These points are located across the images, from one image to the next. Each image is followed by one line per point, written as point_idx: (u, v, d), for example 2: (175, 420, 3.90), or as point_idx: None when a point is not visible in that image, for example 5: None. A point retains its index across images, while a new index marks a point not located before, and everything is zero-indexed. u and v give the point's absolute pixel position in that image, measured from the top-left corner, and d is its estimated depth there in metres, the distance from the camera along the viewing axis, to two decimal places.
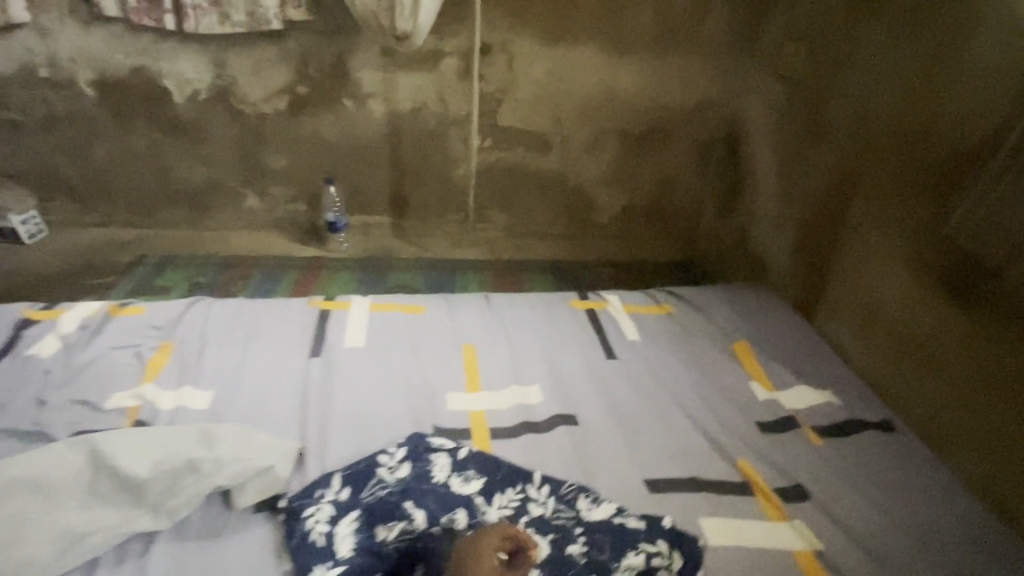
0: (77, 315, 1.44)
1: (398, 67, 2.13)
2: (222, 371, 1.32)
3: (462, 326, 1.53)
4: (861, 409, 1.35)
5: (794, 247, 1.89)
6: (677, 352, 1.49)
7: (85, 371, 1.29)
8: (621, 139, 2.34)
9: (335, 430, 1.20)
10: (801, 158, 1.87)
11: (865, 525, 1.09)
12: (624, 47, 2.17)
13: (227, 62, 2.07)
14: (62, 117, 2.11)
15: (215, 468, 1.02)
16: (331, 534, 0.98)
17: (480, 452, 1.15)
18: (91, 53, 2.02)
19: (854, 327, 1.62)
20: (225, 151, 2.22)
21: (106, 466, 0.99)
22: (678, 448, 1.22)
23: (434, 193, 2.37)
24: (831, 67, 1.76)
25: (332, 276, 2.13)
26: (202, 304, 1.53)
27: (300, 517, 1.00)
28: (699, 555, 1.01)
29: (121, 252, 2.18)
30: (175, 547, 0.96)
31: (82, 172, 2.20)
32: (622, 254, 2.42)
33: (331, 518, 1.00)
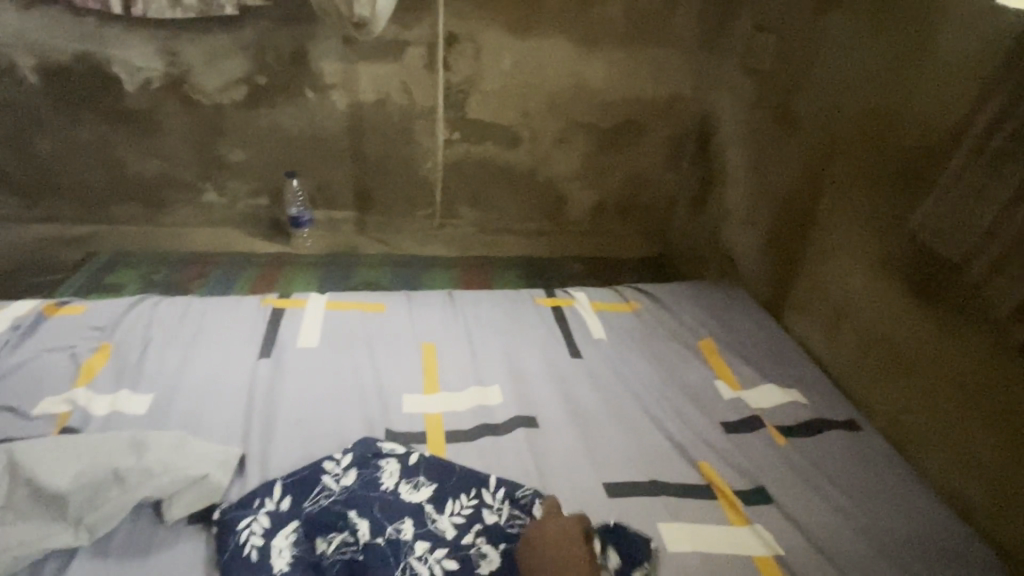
0: (9, 315, 1.35)
1: (360, 57, 2.06)
2: (163, 374, 1.25)
3: (422, 324, 1.47)
4: (826, 407, 1.33)
5: (764, 243, 1.88)
6: (643, 350, 1.46)
7: (14, 375, 1.21)
8: (592, 134, 2.30)
9: (280, 436, 1.13)
10: (771, 153, 1.85)
11: (826, 527, 1.07)
12: (594, 39, 2.13)
13: (180, 50, 1.98)
14: (5, 106, 2.00)
15: (144, 478, 0.96)
16: (267, 547, 0.93)
17: (432, 457, 1.10)
18: (33, 38, 1.91)
19: (822, 324, 1.60)
20: (181, 143, 2.13)
21: (22, 477, 0.92)
22: (639, 450, 1.19)
23: (402, 187, 2.31)
24: (800, 60, 1.74)
25: (294, 273, 2.06)
26: (147, 303, 1.45)
27: (233, 529, 0.93)
28: (640, 548, 0.97)
29: (71, 248, 2.08)
30: (96, 564, 0.90)
31: (29, 165, 2.10)
32: (594, 250, 2.39)
33: (267, 530, 0.94)
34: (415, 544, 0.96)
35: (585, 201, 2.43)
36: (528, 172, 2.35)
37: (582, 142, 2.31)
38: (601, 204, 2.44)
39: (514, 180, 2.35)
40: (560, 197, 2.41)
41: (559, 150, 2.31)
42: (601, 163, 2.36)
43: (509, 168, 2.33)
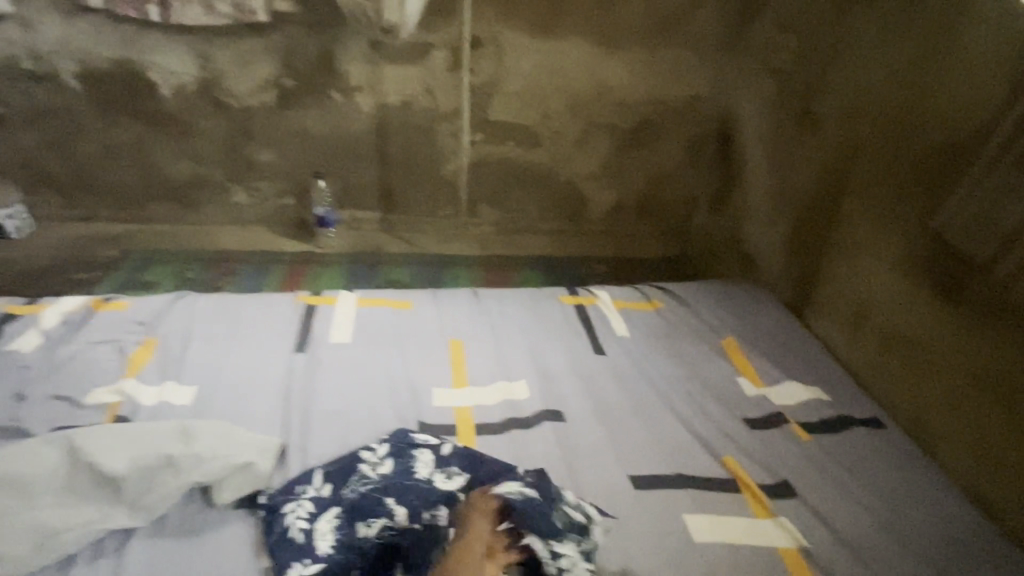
0: (59, 310, 1.42)
1: (386, 61, 2.11)
2: (205, 367, 1.31)
3: (449, 321, 1.51)
4: (849, 405, 1.35)
5: (785, 243, 1.89)
6: (665, 348, 1.48)
7: (66, 366, 1.27)
8: (612, 135, 2.33)
9: (318, 427, 1.18)
10: (793, 154, 1.86)
11: (850, 522, 1.09)
12: (615, 41, 2.15)
13: (213, 55, 2.04)
14: (46, 110, 2.08)
15: (194, 464, 1.01)
16: (311, 530, 0.98)
17: (465, 448, 1.13)
18: (74, 45, 1.98)
19: (844, 323, 1.61)
20: (212, 145, 2.20)
21: (82, 461, 0.98)
22: (663, 445, 1.22)
23: (424, 188, 2.36)
24: (823, 61, 1.75)
25: (320, 271, 2.11)
26: (187, 299, 1.51)
27: (279, 513, 1.00)
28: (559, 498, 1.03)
29: (108, 247, 2.16)
30: (153, 544, 0.95)
31: (69, 167, 2.18)
32: (613, 249, 2.42)
33: (311, 514, 1.00)
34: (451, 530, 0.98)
35: (605, 201, 2.46)
36: (549, 172, 2.38)
37: (603, 143, 2.34)
38: (620, 204, 2.47)
39: (535, 180, 2.39)
40: (580, 197, 2.44)
41: (579, 150, 2.34)
42: (621, 163, 2.39)
43: (529, 168, 2.36)
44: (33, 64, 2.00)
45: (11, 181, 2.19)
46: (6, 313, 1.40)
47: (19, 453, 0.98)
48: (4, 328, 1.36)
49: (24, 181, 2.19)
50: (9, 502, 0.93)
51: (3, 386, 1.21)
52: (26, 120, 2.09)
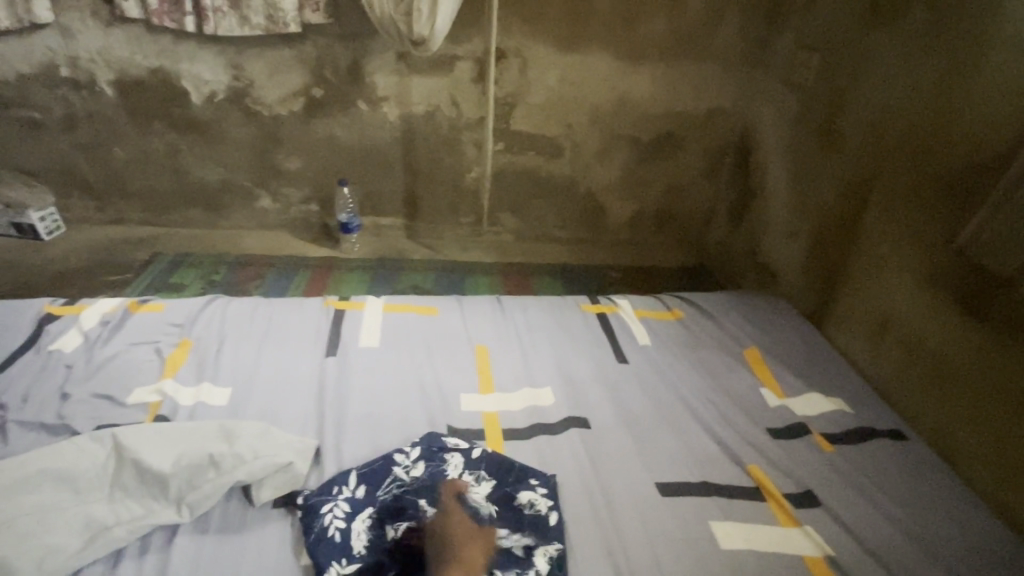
0: (98, 311, 1.47)
1: (412, 71, 2.15)
2: (240, 368, 1.34)
3: (474, 328, 1.54)
4: (872, 417, 1.36)
5: (805, 255, 1.91)
6: (688, 357, 1.51)
7: (106, 366, 1.31)
8: (632, 146, 2.36)
9: (351, 428, 1.21)
10: (814, 167, 1.89)
11: (874, 532, 1.10)
12: (637, 55, 2.18)
13: (245, 64, 2.09)
14: (82, 116, 2.14)
15: (236, 463, 1.04)
16: (348, 530, 1.01)
17: (493, 453, 1.16)
18: (111, 53, 2.04)
19: (865, 336, 1.63)
20: (241, 151, 2.25)
21: (130, 459, 1.02)
22: (689, 454, 1.23)
23: (445, 195, 2.40)
24: (844, 76, 1.77)
25: (344, 276, 2.15)
26: (219, 302, 1.55)
27: (317, 513, 1.01)
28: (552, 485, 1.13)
29: (138, 249, 2.21)
30: (195, 541, 0.98)
31: (101, 171, 2.24)
32: (631, 258, 2.45)
33: (348, 514, 1.03)
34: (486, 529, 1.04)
35: (623, 211, 2.50)
36: (568, 182, 2.42)
37: (622, 154, 2.38)
38: (638, 213, 2.51)
39: (554, 189, 2.43)
40: (598, 206, 2.48)
41: (599, 161, 2.38)
42: (640, 174, 2.43)
43: (549, 178, 2.40)
44: (71, 71, 2.06)
45: (45, 184, 2.25)
46: (46, 313, 1.44)
47: (70, 450, 1.03)
48: (46, 328, 1.40)
49: (58, 185, 2.26)
50: (62, 497, 0.97)
51: (48, 385, 1.25)
52: (62, 125, 2.15)
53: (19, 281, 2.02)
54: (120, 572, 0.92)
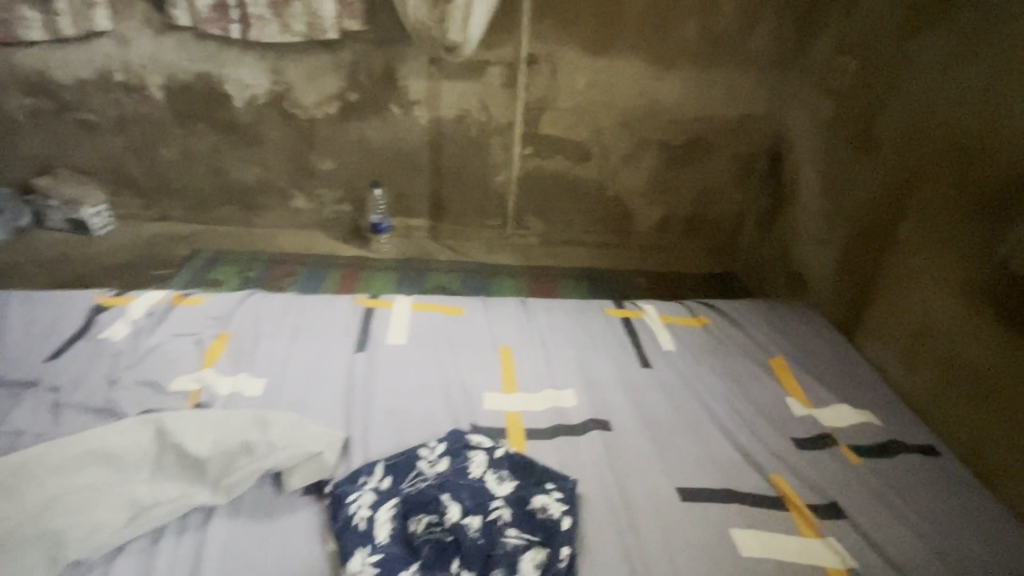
0: (144, 303, 1.55)
1: (444, 76, 2.20)
2: (274, 361, 1.40)
3: (499, 329, 1.57)
4: (903, 430, 1.33)
5: (837, 264, 1.88)
6: (712, 364, 1.50)
7: (151, 355, 1.38)
8: (661, 151, 2.36)
9: (378, 422, 1.25)
10: (849, 175, 1.86)
11: (901, 547, 1.08)
12: (668, 60, 2.19)
13: (285, 69, 2.18)
14: (133, 118, 2.26)
15: (269, 451, 1.09)
16: (372, 519, 1.04)
17: (516, 453, 1.19)
18: (162, 59, 2.15)
19: (898, 348, 1.59)
20: (279, 153, 2.33)
21: (172, 443, 1.07)
22: (710, 460, 1.23)
23: (474, 198, 2.44)
24: (882, 82, 1.74)
25: (373, 275, 2.21)
26: (256, 297, 1.61)
27: (344, 501, 1.06)
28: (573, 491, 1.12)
29: (179, 246, 2.31)
30: (230, 522, 1.03)
31: (148, 170, 2.36)
32: (658, 264, 2.44)
33: (373, 503, 1.06)
34: (507, 530, 1.04)
35: (651, 216, 2.50)
36: (595, 186, 2.43)
37: (651, 159, 2.38)
38: (667, 219, 2.50)
39: (581, 194, 2.44)
40: (625, 211, 2.48)
41: (627, 165, 2.39)
42: (669, 179, 2.42)
43: (577, 182, 2.42)
44: (124, 76, 2.17)
45: (97, 182, 2.37)
46: (97, 304, 1.53)
47: (115, 431, 1.08)
48: (96, 318, 1.48)
49: (108, 183, 2.38)
50: (109, 475, 1.03)
51: (98, 371, 1.32)
52: (114, 127, 2.27)
53: (71, 273, 2.13)
54: (160, 548, 0.97)
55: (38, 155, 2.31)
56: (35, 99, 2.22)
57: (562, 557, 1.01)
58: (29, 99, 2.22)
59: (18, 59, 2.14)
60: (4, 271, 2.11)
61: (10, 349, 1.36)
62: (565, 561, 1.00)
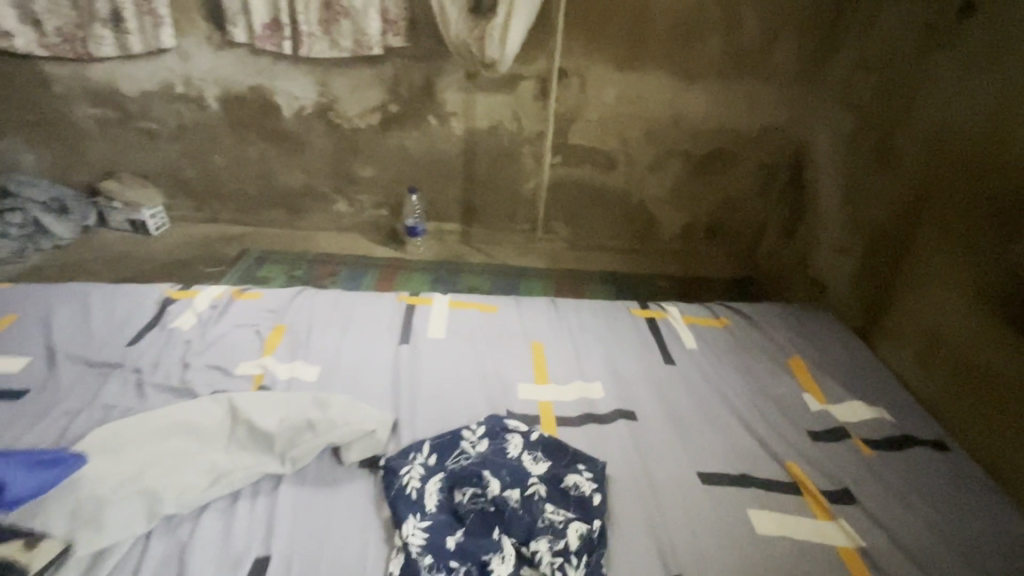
0: (208, 296, 1.70)
1: (479, 89, 2.33)
2: (326, 350, 1.53)
3: (531, 325, 1.68)
4: (915, 427, 1.40)
5: (856, 269, 1.95)
6: (732, 362, 1.59)
7: (218, 343, 1.53)
8: (686, 160, 2.46)
9: (423, 407, 1.37)
10: (868, 185, 1.93)
11: (910, 531, 1.15)
12: (693, 74, 2.29)
13: (331, 82, 2.33)
14: (191, 127, 2.43)
15: (329, 427, 1.21)
16: (421, 490, 1.15)
17: (550, 437, 1.29)
18: (219, 72, 2.32)
19: (913, 350, 1.66)
20: (323, 160, 2.49)
21: (244, 418, 1.21)
22: (729, 448, 1.32)
23: (504, 204, 2.57)
24: (902, 96, 1.82)
25: (409, 275, 2.34)
26: (307, 293, 1.75)
27: (396, 473, 1.17)
28: (602, 470, 1.23)
29: (230, 245, 2.48)
30: (296, 489, 1.15)
31: (203, 176, 2.53)
32: (680, 268, 2.53)
33: (422, 476, 1.17)
34: (544, 504, 1.14)
35: (674, 222, 2.59)
36: (621, 193, 2.53)
37: (676, 167, 2.47)
38: (689, 225, 2.59)
39: (607, 201, 2.55)
40: (649, 217, 2.58)
41: (652, 174, 2.49)
42: (693, 187, 2.51)
43: (603, 189, 2.53)
44: (185, 88, 2.35)
45: (156, 186, 2.56)
46: (167, 296, 1.69)
47: (195, 407, 1.23)
48: (167, 309, 1.64)
49: (165, 186, 2.56)
50: (191, 445, 1.17)
51: (172, 355, 1.47)
52: (173, 135, 2.45)
53: (133, 270, 2.31)
54: (238, 508, 1.10)
55: (104, 160, 2.50)
56: (102, 109, 2.40)
57: (595, 527, 1.11)
58: (97, 108, 2.40)
59: (90, 72, 2.32)
60: (73, 266, 2.30)
61: (95, 334, 1.52)
62: (598, 529, 1.11)
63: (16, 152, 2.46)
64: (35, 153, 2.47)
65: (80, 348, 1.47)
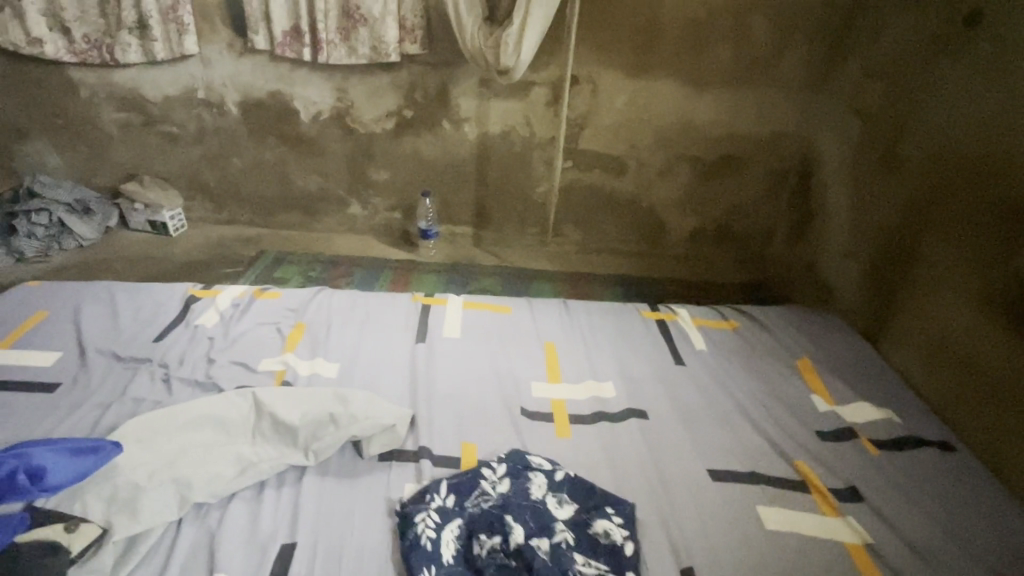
0: (230, 295, 1.75)
1: (493, 96, 2.38)
2: (345, 348, 1.57)
3: (543, 326, 1.72)
4: (921, 427, 1.43)
5: (863, 274, 1.98)
6: (741, 364, 1.62)
7: (240, 339, 1.57)
8: (695, 166, 2.49)
9: (440, 404, 1.41)
10: (875, 191, 1.96)
11: (916, 529, 1.18)
12: (703, 81, 2.33)
13: (349, 88, 2.39)
14: (211, 131, 2.50)
15: (351, 421, 1.25)
16: (437, 539, 1.07)
17: (575, 477, 1.23)
18: (240, 78, 2.38)
19: (919, 353, 1.69)
20: (338, 164, 2.55)
21: (268, 411, 1.25)
22: (739, 446, 1.35)
23: (515, 208, 2.61)
24: (908, 105, 1.85)
25: (422, 276, 2.39)
26: (326, 293, 1.79)
27: (411, 521, 1.09)
28: (628, 506, 1.18)
29: (247, 246, 2.54)
30: (319, 480, 1.20)
31: (222, 178, 2.60)
32: (689, 272, 2.57)
33: (438, 524, 1.09)
34: (573, 554, 1.08)
35: (682, 227, 2.63)
36: (631, 198, 2.57)
37: (685, 173, 2.51)
38: (698, 229, 2.63)
39: (617, 205, 2.59)
40: (658, 221, 2.62)
41: (661, 179, 2.53)
42: (701, 192, 2.55)
43: (613, 194, 2.57)
44: (206, 93, 2.42)
45: (176, 188, 2.62)
46: (190, 294, 1.74)
47: (221, 400, 1.27)
48: (191, 306, 1.69)
49: (185, 189, 2.63)
50: (219, 436, 1.21)
51: (197, 351, 1.52)
52: (194, 138, 2.52)
53: (154, 269, 2.37)
54: (264, 497, 1.15)
55: (126, 162, 2.57)
56: (126, 113, 2.46)
57: None
58: (121, 113, 2.46)
59: (115, 77, 2.39)
60: (96, 266, 2.36)
61: (122, 330, 1.57)
62: None
63: (42, 154, 2.53)
64: (61, 156, 2.54)
65: (109, 344, 1.52)
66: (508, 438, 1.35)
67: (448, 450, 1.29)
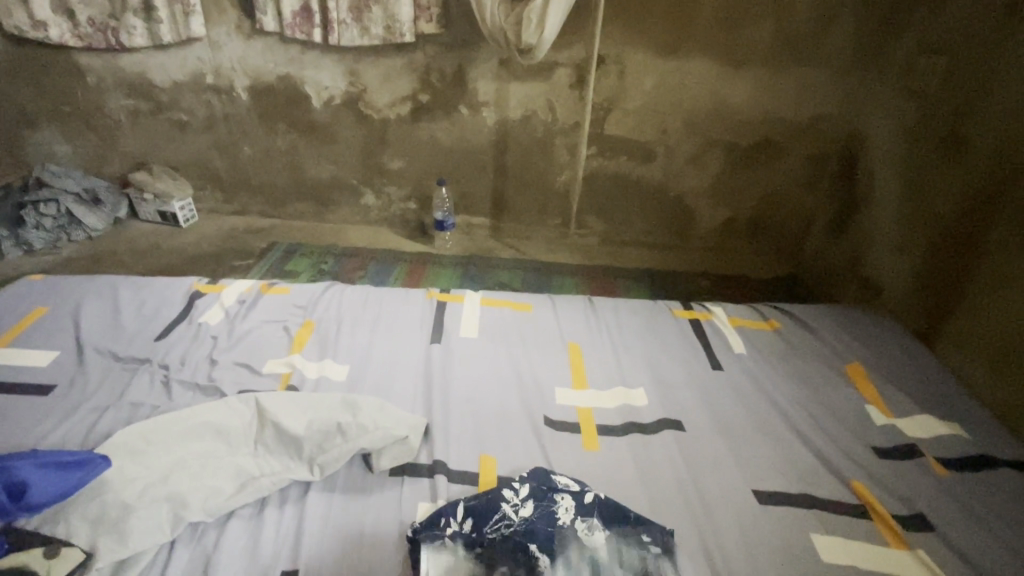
0: (236, 290, 1.65)
1: (513, 78, 2.24)
2: (355, 349, 1.47)
3: (568, 326, 1.59)
4: (993, 444, 1.27)
5: (918, 271, 1.84)
6: (785, 369, 1.48)
7: (246, 338, 1.48)
8: (728, 152, 2.33)
9: (457, 411, 1.30)
10: (934, 179, 1.81)
11: (995, 564, 1.04)
12: (739, 61, 2.15)
13: (361, 72, 2.27)
14: (220, 118, 2.41)
15: (360, 432, 1.15)
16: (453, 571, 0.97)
17: (607, 499, 1.10)
18: (249, 62, 2.28)
19: (988, 358, 1.57)
20: (351, 151, 2.44)
21: (271, 420, 1.15)
22: (787, 464, 1.22)
23: (536, 198, 2.48)
24: (975, 84, 1.69)
25: (438, 270, 2.27)
26: (336, 289, 1.69)
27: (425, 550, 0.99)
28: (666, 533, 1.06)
29: (258, 238, 2.46)
30: (325, 497, 1.10)
31: (232, 167, 2.51)
32: (721, 266, 2.41)
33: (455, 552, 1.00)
34: None
35: (714, 218, 2.47)
36: (659, 186, 2.42)
37: (717, 160, 2.35)
38: (731, 220, 2.47)
39: (644, 195, 2.44)
40: (688, 212, 2.47)
41: (692, 166, 2.37)
42: (734, 181, 2.39)
43: (640, 182, 2.42)
44: (215, 78, 2.32)
45: (186, 177, 2.55)
46: (195, 290, 1.65)
47: (222, 407, 1.18)
48: (195, 302, 1.60)
49: (195, 178, 2.55)
50: (219, 447, 1.12)
51: (199, 352, 1.43)
52: (203, 126, 2.43)
53: (163, 261, 2.30)
54: (265, 516, 1.05)
55: (135, 151, 2.50)
56: (134, 100, 2.38)
57: None
58: (129, 99, 2.38)
59: (122, 62, 2.31)
60: (104, 258, 2.30)
61: (123, 328, 1.49)
62: None
63: (50, 143, 2.47)
64: (69, 145, 2.48)
65: (108, 342, 1.44)
66: (530, 450, 1.23)
67: (465, 463, 1.18)
